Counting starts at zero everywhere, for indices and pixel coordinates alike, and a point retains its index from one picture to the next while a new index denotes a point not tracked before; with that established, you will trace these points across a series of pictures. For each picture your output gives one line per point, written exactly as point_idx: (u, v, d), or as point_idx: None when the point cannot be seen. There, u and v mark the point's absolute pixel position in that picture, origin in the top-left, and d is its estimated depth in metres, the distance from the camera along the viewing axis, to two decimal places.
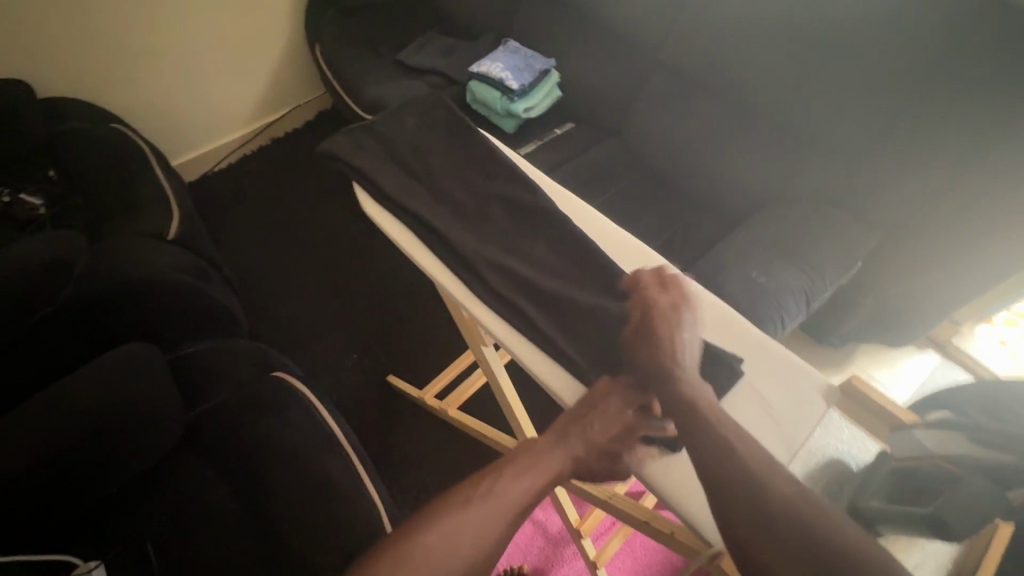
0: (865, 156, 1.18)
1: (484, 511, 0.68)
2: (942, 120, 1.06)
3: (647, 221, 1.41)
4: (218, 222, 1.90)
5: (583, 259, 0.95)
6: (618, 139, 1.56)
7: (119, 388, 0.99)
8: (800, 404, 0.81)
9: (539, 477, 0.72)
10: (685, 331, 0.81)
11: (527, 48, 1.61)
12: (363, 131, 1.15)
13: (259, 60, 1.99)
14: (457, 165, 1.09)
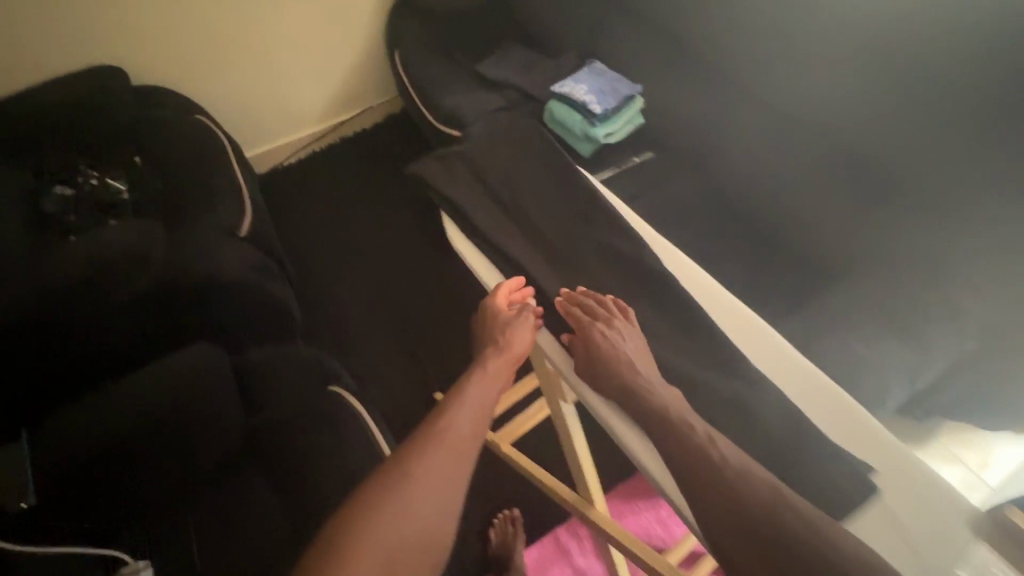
0: (991, 226, 1.06)
1: (445, 447, 0.82)
2: None
3: (723, 266, 1.33)
4: (281, 215, 1.92)
5: (679, 317, 1.02)
6: (701, 174, 1.48)
7: (187, 389, 1.01)
8: (908, 494, 0.84)
9: (479, 413, 0.88)
10: (615, 338, 0.96)
11: (613, 71, 1.55)
12: (456, 159, 1.19)
13: (338, 60, 2.00)
14: (552, 212, 1.15)
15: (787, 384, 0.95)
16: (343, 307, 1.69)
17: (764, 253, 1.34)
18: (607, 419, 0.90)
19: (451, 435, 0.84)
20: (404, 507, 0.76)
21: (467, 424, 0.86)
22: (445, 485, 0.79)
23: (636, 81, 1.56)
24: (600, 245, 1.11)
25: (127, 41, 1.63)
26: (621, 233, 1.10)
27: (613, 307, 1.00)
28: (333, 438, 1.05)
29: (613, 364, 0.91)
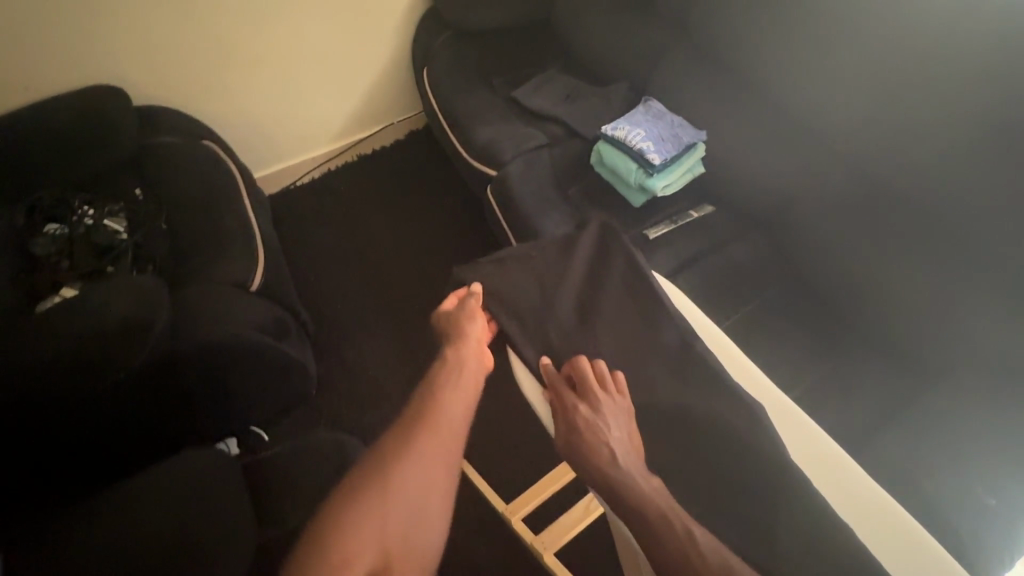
0: None
1: (427, 441, 0.75)
2: None
3: (798, 348, 1.16)
4: (295, 244, 1.77)
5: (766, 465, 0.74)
6: (768, 234, 1.32)
7: (194, 504, 0.90)
8: None
9: (462, 413, 0.80)
10: (608, 425, 0.76)
11: (671, 113, 1.38)
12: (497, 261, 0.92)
13: (358, 74, 1.82)
14: (626, 339, 0.87)
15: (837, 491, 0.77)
16: (360, 355, 1.55)
17: (845, 335, 1.18)
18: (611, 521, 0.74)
19: (434, 430, 0.77)
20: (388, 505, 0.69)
21: (451, 423, 0.78)
22: (428, 486, 0.72)
23: (696, 123, 1.39)
24: (687, 393, 0.82)
25: (123, 57, 1.45)
26: (714, 380, 0.81)
27: (595, 375, 0.80)
28: None
29: (595, 461, 0.73)
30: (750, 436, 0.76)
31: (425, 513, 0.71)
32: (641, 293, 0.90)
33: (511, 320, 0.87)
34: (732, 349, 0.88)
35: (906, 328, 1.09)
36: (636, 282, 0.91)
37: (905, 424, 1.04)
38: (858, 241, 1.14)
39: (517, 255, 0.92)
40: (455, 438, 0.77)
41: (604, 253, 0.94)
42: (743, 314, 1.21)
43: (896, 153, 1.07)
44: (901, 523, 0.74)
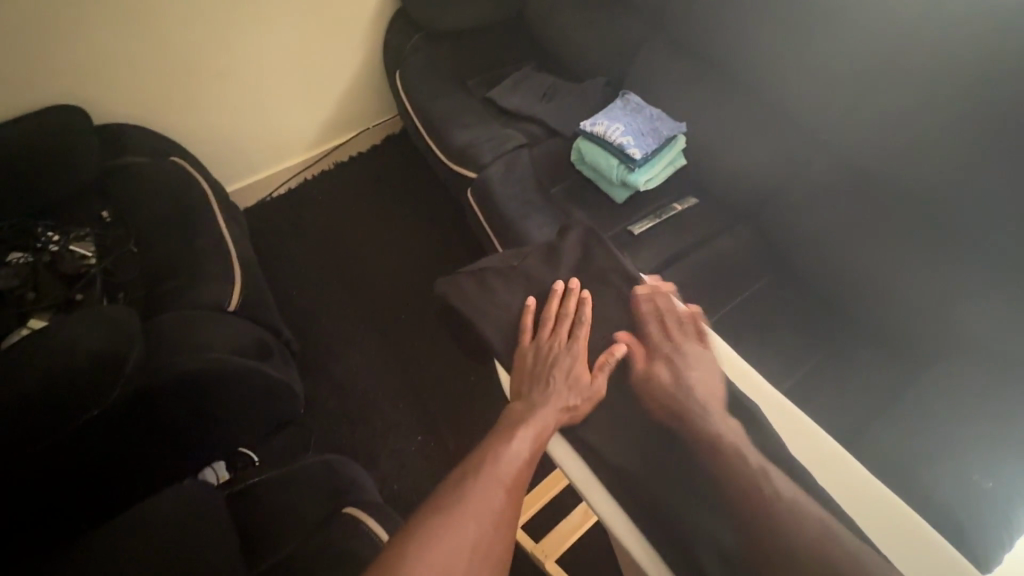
0: None
1: (481, 494, 0.69)
2: None
3: (788, 338, 1.16)
4: (274, 259, 1.73)
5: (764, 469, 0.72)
6: (753, 226, 1.31)
7: (177, 538, 0.86)
8: None
9: (527, 455, 0.73)
10: (691, 368, 0.78)
11: (649, 106, 1.37)
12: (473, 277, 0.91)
13: (329, 80, 1.78)
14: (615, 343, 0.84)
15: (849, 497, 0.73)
16: (347, 370, 1.52)
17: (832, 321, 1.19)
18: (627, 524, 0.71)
19: (489, 475, 0.71)
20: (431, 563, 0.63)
21: (517, 475, 0.72)
22: (483, 536, 0.67)
23: (675, 116, 1.38)
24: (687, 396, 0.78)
25: (81, 74, 1.40)
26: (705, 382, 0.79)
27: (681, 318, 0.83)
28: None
29: (675, 397, 0.76)
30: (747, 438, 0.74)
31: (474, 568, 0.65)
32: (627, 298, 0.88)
33: (495, 331, 0.86)
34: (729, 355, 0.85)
35: (892, 314, 1.10)
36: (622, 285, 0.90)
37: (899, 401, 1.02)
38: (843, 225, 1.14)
39: (497, 266, 0.92)
40: (510, 497, 0.70)
41: (587, 255, 0.93)
42: (732, 308, 1.20)
43: (873, 135, 1.07)
44: (919, 533, 0.69)
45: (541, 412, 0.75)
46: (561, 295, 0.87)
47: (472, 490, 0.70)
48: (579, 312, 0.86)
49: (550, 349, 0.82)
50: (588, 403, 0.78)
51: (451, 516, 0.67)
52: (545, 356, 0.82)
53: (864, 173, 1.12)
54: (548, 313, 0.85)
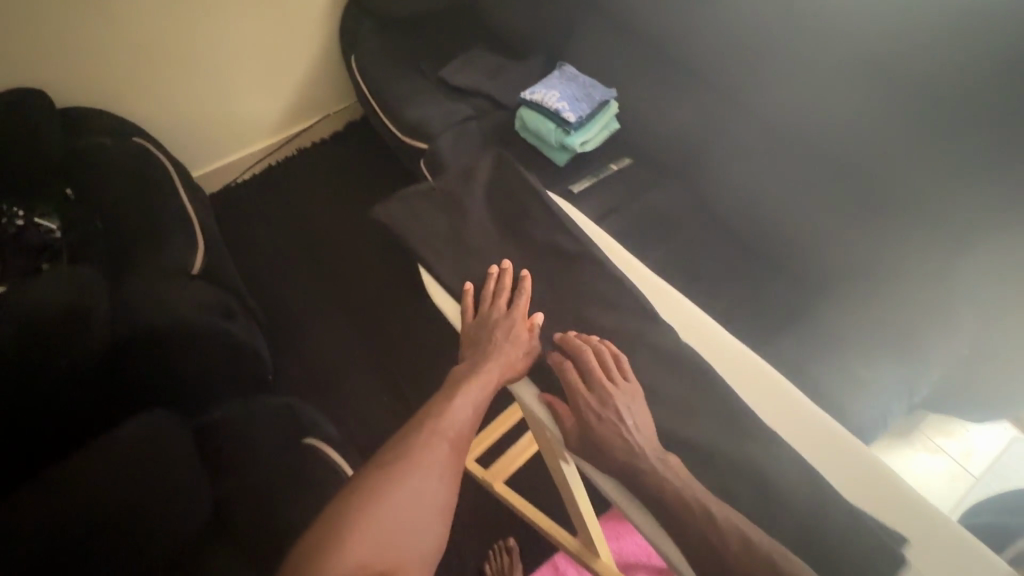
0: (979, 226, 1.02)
1: (428, 448, 0.73)
2: None
3: (713, 277, 1.27)
4: (239, 239, 1.79)
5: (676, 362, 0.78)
6: (682, 181, 1.42)
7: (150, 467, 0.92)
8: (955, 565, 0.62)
9: (469, 413, 0.76)
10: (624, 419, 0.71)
11: (584, 76, 1.48)
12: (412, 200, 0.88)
13: (287, 67, 1.84)
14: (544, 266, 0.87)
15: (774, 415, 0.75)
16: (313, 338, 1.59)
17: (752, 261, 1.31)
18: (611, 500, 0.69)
19: (435, 430, 0.74)
20: (381, 520, 0.66)
21: (457, 433, 0.75)
22: (423, 496, 0.69)
23: (608, 84, 1.49)
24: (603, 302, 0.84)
25: (43, 60, 1.46)
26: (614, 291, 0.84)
27: (607, 353, 0.78)
28: (316, 505, 0.97)
29: (613, 452, 0.69)
30: (659, 334, 0.80)
31: (411, 526, 0.67)
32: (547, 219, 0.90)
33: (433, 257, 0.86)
34: (645, 271, 0.88)
35: (801, 248, 1.22)
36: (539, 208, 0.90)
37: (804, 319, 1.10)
38: (757, 173, 1.27)
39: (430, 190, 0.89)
40: (455, 449, 0.74)
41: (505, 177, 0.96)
42: (661, 253, 1.31)
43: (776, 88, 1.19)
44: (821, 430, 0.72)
45: (483, 377, 0.77)
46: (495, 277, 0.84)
47: (419, 445, 0.73)
48: (518, 287, 0.85)
49: (492, 320, 0.81)
50: (526, 361, 0.79)
51: (399, 473, 0.70)
52: (486, 326, 0.81)
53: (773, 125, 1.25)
54: (489, 288, 0.83)
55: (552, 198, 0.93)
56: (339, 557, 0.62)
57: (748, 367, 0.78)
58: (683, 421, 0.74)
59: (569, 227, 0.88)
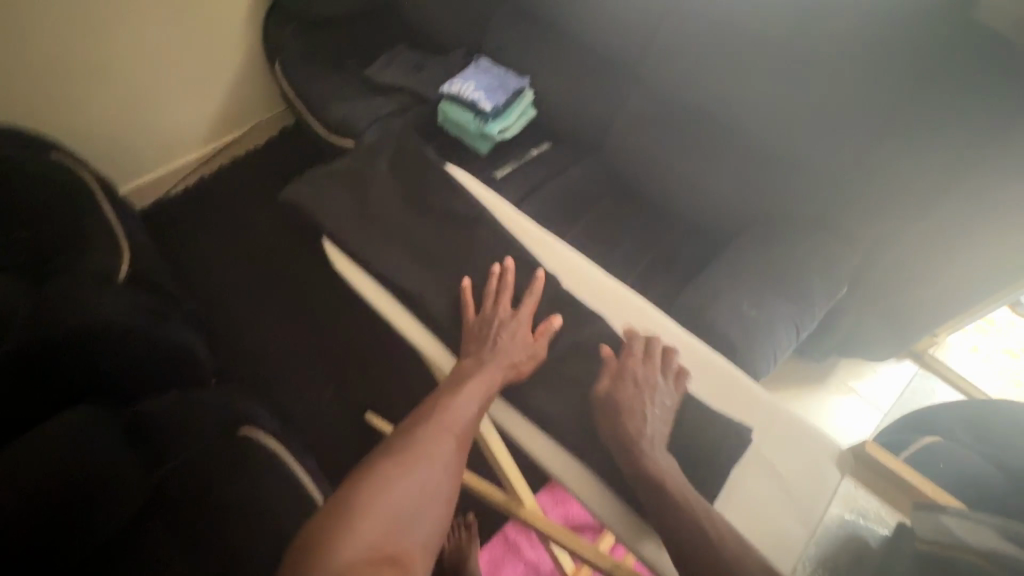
0: (853, 175, 1.14)
1: (433, 441, 0.73)
2: (929, 141, 1.04)
3: (631, 246, 1.35)
4: (172, 249, 1.75)
5: None
6: (597, 160, 1.51)
7: (76, 458, 0.90)
8: (811, 469, 0.78)
9: (476, 410, 0.76)
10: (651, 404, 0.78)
11: (499, 67, 1.55)
12: (327, 180, 0.92)
13: (214, 74, 1.83)
14: (442, 229, 0.90)
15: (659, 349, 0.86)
16: (255, 338, 1.56)
17: (665, 228, 1.40)
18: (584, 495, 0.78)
19: (440, 422, 0.74)
20: (388, 509, 0.65)
21: (463, 429, 0.75)
22: (433, 491, 0.69)
23: (521, 74, 1.57)
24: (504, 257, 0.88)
25: None
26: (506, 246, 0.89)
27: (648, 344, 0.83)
28: (254, 483, 1.02)
29: (625, 425, 0.76)
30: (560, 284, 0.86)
31: (420, 519, 0.67)
32: (442, 183, 0.93)
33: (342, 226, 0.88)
34: (534, 227, 0.95)
35: (705, 211, 1.32)
36: (435, 175, 0.94)
37: (708, 269, 1.19)
38: (667, 143, 1.34)
39: (341, 169, 0.93)
40: (461, 445, 0.74)
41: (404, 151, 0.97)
42: (583, 227, 1.38)
43: (673, 66, 1.28)
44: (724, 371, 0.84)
45: (492, 378, 0.78)
46: (497, 274, 0.85)
47: (425, 437, 0.73)
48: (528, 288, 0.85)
49: (498, 321, 0.82)
50: (529, 363, 0.82)
51: (407, 464, 0.70)
52: (489, 328, 0.81)
53: (672, 101, 1.34)
54: (490, 287, 0.85)
55: (453, 170, 0.98)
56: (343, 545, 0.60)
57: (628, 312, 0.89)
58: None
59: (461, 187, 0.92)
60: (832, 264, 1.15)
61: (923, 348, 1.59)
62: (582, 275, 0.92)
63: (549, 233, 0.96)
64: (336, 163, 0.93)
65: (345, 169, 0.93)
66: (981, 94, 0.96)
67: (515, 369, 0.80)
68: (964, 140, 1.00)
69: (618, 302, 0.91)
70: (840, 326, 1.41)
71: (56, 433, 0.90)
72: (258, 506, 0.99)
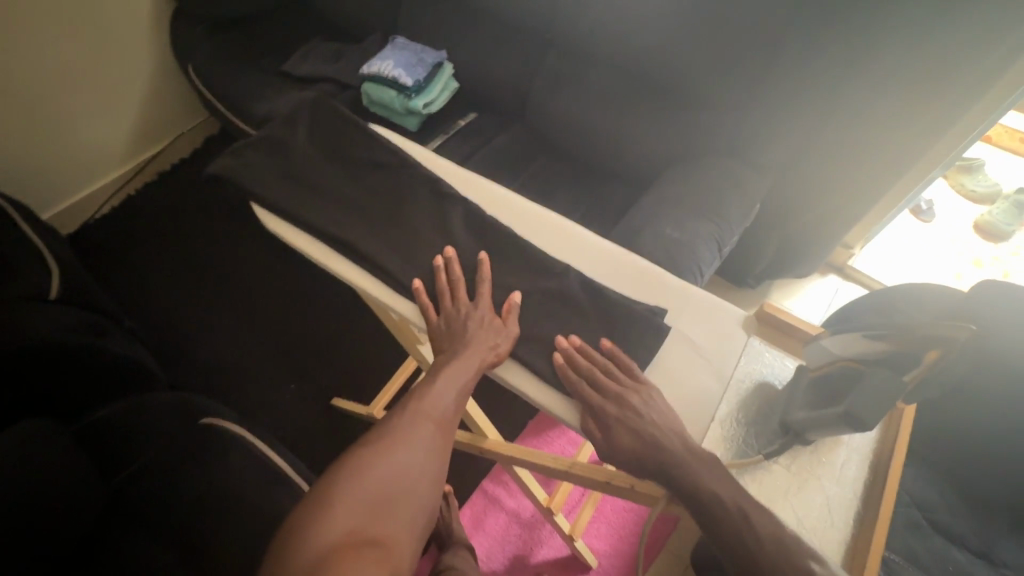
0: (755, 96, 1.22)
1: (411, 428, 0.68)
2: (816, 56, 1.12)
3: (564, 197, 1.41)
4: (103, 268, 1.67)
5: (500, 243, 0.85)
6: (523, 123, 1.56)
7: (30, 465, 0.87)
8: (723, 337, 0.79)
9: (454, 395, 0.72)
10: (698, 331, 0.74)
11: (415, 44, 1.58)
12: (250, 151, 0.93)
13: (124, 84, 1.76)
14: (370, 183, 0.91)
15: (580, 259, 0.87)
16: (206, 343, 1.53)
17: (595, 179, 1.47)
18: (555, 408, 0.74)
19: (417, 409, 0.70)
20: (361, 498, 0.60)
21: (445, 415, 0.71)
22: (418, 477, 0.64)
23: (438, 49, 1.60)
24: (434, 200, 0.89)
25: None
26: (435, 190, 0.90)
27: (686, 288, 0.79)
28: (219, 472, 1.01)
29: None
30: (493, 219, 0.87)
31: (406, 504, 0.62)
32: (364, 141, 0.95)
33: (268, 189, 0.88)
34: (458, 170, 0.96)
35: (626, 155, 1.40)
36: (357, 136, 0.96)
37: (634, 207, 1.26)
38: (585, 95, 1.41)
39: (263, 140, 0.94)
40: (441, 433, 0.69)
41: (321, 116, 0.98)
42: (518, 185, 1.43)
43: (578, 21, 1.34)
44: (635, 268, 0.86)
45: (468, 367, 0.73)
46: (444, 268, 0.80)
47: (401, 424, 0.68)
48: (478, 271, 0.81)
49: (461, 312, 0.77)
50: (507, 347, 0.75)
51: (384, 454, 0.65)
52: (457, 321, 0.76)
53: (582, 56, 1.40)
54: (441, 284, 0.79)
55: (379, 132, 0.98)
56: (320, 531, 0.55)
57: (553, 229, 0.89)
58: (532, 277, 0.82)
59: (382, 142, 0.94)
60: (745, 186, 1.24)
61: (842, 262, 1.73)
62: (507, 205, 0.91)
63: (473, 173, 0.96)
64: (258, 134, 0.94)
65: (267, 139, 0.95)
66: (850, 8, 1.05)
67: (493, 354, 0.74)
68: (843, 53, 1.10)
69: (545, 227, 0.90)
70: (767, 248, 1.51)
71: (5, 439, 0.87)
72: (231, 489, 0.99)
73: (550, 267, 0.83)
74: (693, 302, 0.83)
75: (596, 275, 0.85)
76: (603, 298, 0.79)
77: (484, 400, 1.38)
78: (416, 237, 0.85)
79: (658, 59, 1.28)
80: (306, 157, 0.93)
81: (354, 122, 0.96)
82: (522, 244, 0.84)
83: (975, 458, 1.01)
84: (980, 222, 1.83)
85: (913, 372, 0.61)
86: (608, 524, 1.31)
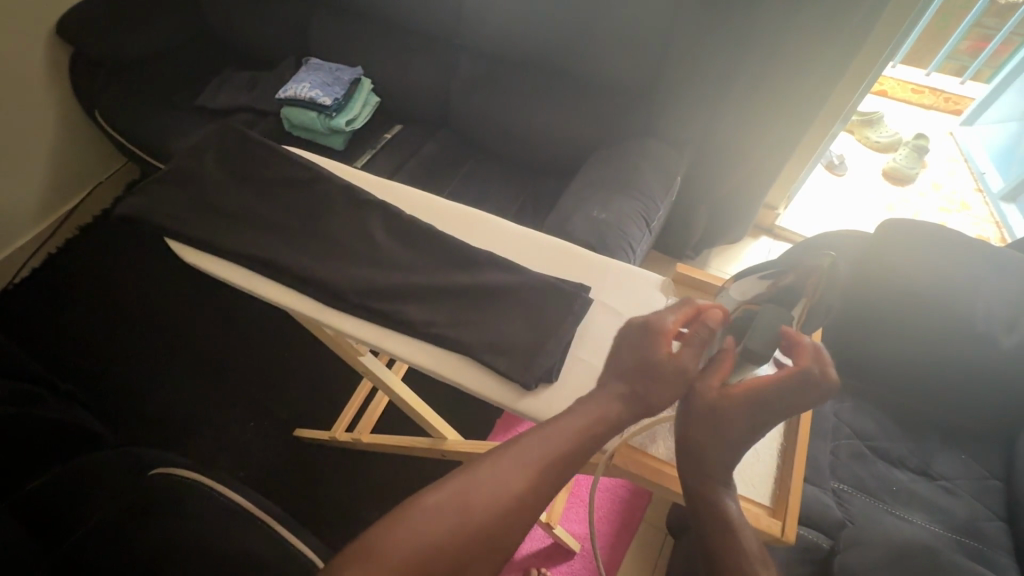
0: (661, 73, 1.28)
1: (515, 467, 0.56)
2: (709, 31, 1.20)
3: (498, 195, 1.44)
4: (29, 334, 1.57)
5: (425, 242, 0.86)
6: (448, 129, 1.59)
7: None
8: (642, 300, 0.83)
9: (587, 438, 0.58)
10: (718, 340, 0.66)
11: (329, 63, 1.58)
12: (163, 188, 0.91)
13: (27, 139, 1.67)
14: (289, 203, 0.90)
15: (501, 245, 0.89)
16: (155, 394, 1.47)
17: (526, 174, 1.50)
18: (478, 386, 0.74)
19: (517, 454, 0.57)
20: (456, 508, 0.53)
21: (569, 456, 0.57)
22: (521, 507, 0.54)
23: (353, 65, 1.60)
24: (356, 210, 0.89)
25: None
26: (355, 201, 0.90)
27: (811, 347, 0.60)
28: (179, 521, 0.96)
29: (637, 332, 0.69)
30: (414, 221, 0.87)
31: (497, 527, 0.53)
32: (279, 162, 0.94)
33: (188, 224, 0.86)
34: (374, 179, 0.96)
35: (550, 148, 1.44)
36: (270, 158, 0.95)
37: (564, 196, 1.29)
38: (504, 94, 1.43)
39: (177, 175, 0.92)
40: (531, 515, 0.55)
41: (231, 144, 0.96)
42: (451, 189, 1.44)
43: (484, 24, 1.38)
44: (555, 248, 0.89)
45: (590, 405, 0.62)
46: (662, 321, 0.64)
47: (492, 467, 0.56)
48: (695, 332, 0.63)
49: (401, 314, 0.79)
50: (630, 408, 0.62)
51: (467, 491, 0.54)
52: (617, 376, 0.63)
53: (494, 56, 1.44)
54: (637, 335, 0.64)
55: (293, 150, 0.97)
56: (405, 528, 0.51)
57: (474, 221, 0.91)
58: (464, 273, 0.83)
59: (295, 160, 0.94)
60: (663, 162, 1.30)
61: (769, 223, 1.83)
62: (426, 205, 0.93)
63: (388, 180, 0.97)
64: (169, 168, 0.92)
65: (178, 173, 0.93)
66: None
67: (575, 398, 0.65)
68: (731, 26, 1.18)
69: (466, 221, 0.91)
70: (698, 219, 1.58)
71: None
72: (193, 538, 0.94)
73: (479, 257, 0.84)
74: (612, 272, 0.86)
75: (517, 258, 0.87)
76: (528, 278, 0.82)
77: (446, 407, 1.38)
78: (343, 251, 0.85)
79: (565, 51, 1.33)
80: (221, 185, 0.92)
81: (265, 144, 0.95)
82: (444, 239, 0.86)
83: (900, 383, 1.09)
84: (888, 169, 1.97)
85: (797, 307, 0.70)
86: (585, 506, 1.34)
